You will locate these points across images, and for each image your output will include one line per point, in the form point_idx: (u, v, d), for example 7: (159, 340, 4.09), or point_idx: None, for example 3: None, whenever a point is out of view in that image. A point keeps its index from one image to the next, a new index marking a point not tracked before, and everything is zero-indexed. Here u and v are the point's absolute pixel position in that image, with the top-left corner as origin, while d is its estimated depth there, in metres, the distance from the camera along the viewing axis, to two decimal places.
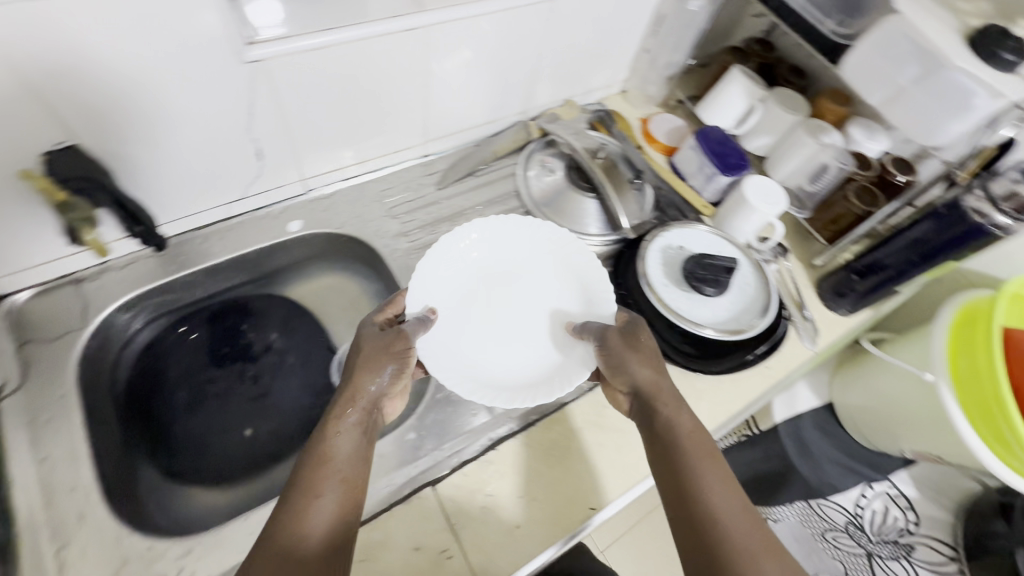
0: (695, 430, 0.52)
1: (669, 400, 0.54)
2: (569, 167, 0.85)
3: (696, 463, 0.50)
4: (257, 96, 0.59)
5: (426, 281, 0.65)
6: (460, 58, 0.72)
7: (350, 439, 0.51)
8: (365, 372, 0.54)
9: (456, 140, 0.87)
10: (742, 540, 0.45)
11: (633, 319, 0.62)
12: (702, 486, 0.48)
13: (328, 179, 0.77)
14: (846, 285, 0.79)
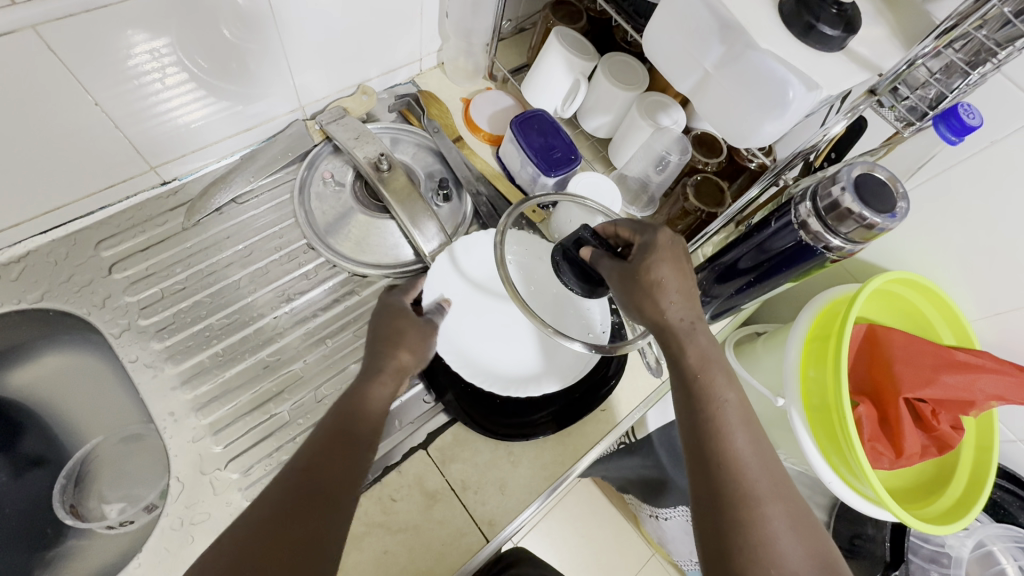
0: (712, 367, 0.46)
1: (688, 337, 0.46)
2: (357, 179, 0.69)
3: (719, 399, 0.45)
4: None
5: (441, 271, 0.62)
6: (151, 55, 0.53)
7: (337, 426, 0.46)
8: (390, 343, 0.53)
9: (208, 158, 0.67)
10: (759, 481, 0.42)
11: (649, 243, 0.49)
12: (723, 429, 0.44)
13: (9, 237, 0.57)
14: (704, 290, 0.64)
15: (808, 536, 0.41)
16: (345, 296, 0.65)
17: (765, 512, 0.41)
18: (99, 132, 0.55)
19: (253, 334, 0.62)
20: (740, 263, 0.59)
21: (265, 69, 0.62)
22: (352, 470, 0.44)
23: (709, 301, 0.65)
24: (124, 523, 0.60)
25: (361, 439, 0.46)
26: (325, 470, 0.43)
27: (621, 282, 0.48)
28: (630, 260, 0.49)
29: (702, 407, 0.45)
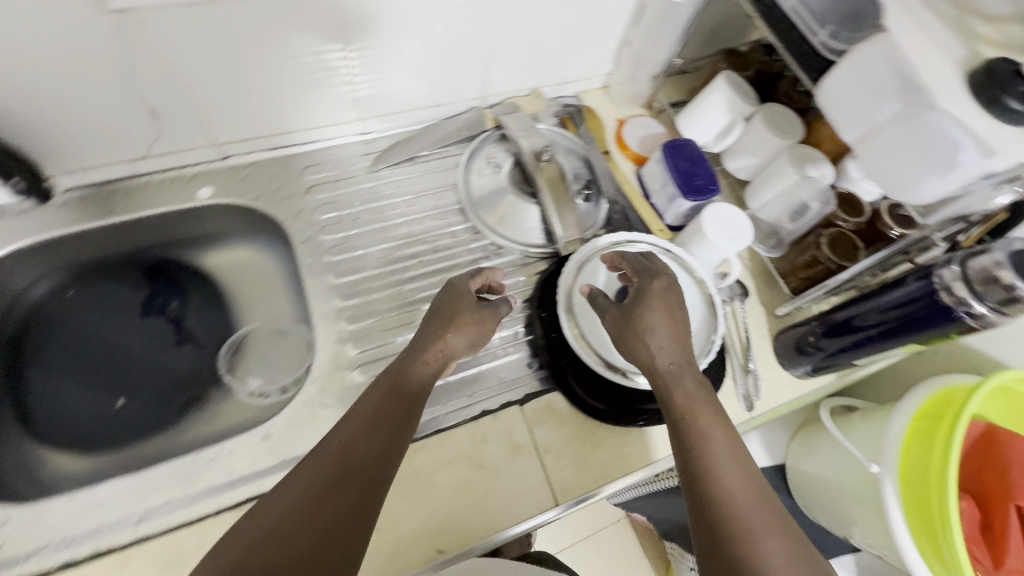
0: (699, 407, 0.52)
1: (674, 379, 0.54)
2: (514, 165, 0.77)
3: (707, 438, 0.50)
4: (138, 51, 0.55)
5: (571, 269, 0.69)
6: (399, 33, 0.66)
7: (374, 394, 0.51)
8: (446, 323, 0.57)
9: (399, 122, 0.80)
10: (750, 513, 0.45)
11: (644, 286, 0.60)
12: (710, 465, 0.48)
13: (248, 148, 0.72)
14: (809, 342, 0.66)
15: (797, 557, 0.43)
16: (480, 259, 0.74)
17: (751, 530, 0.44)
18: (337, 80, 0.68)
19: (400, 270, 0.72)
20: (858, 320, 0.61)
21: (468, 57, 0.74)
22: (382, 450, 0.48)
23: (810, 353, 0.66)
24: (255, 396, 0.70)
25: (394, 424, 0.50)
26: (355, 455, 0.47)
27: (619, 322, 0.59)
28: (627, 304, 0.59)
29: (691, 446, 0.50)
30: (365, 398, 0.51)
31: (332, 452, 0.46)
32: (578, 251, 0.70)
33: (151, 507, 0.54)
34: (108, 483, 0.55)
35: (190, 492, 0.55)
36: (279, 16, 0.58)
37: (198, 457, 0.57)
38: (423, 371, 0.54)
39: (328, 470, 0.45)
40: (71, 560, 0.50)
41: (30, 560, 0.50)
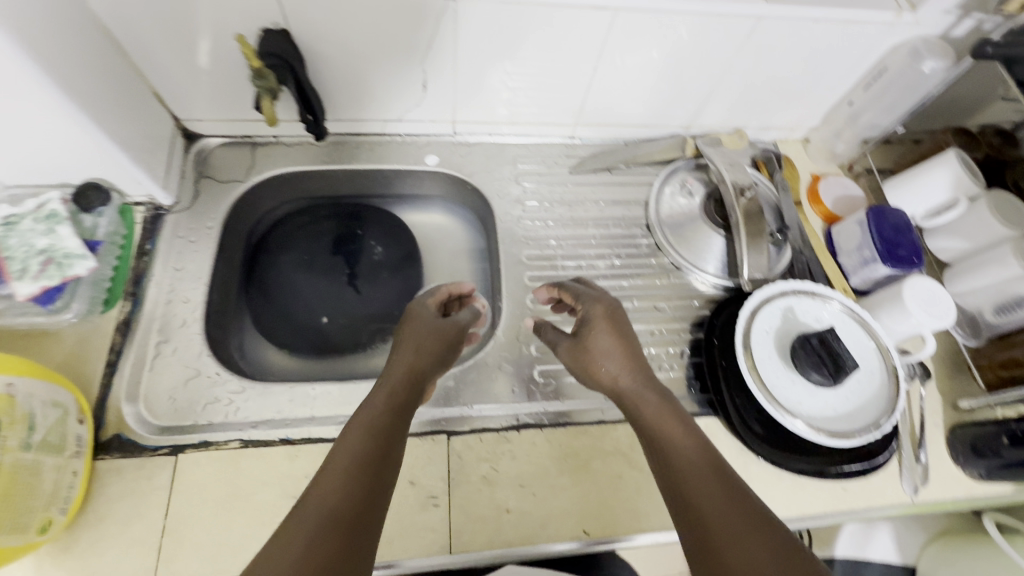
0: (667, 420, 0.51)
1: (637, 395, 0.53)
2: (709, 196, 0.80)
3: (671, 437, 0.49)
4: (440, 32, 0.63)
5: (752, 307, 0.69)
6: (646, 55, 0.71)
7: (355, 423, 0.47)
8: (410, 339, 0.57)
9: (606, 134, 0.85)
10: (731, 508, 0.42)
11: (587, 311, 0.60)
12: (682, 461, 0.47)
13: (476, 129, 0.81)
14: (989, 445, 0.64)
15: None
16: (660, 275, 0.77)
17: (728, 550, 0.40)
18: (575, 85, 0.75)
19: (585, 268, 0.76)
20: None
21: (694, 86, 0.77)
22: (389, 452, 0.45)
23: (987, 457, 0.64)
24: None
25: (400, 413, 0.49)
26: (343, 507, 0.40)
27: (570, 348, 0.59)
28: (578, 334, 0.59)
29: (658, 447, 0.49)
30: (372, 400, 0.49)
31: (324, 517, 0.39)
32: (761, 292, 0.70)
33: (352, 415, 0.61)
34: (321, 383, 0.63)
35: None
36: (555, 23, 0.64)
37: None
38: (416, 365, 0.54)
39: (320, 534, 0.37)
40: (288, 439, 0.58)
41: (257, 428, 0.59)
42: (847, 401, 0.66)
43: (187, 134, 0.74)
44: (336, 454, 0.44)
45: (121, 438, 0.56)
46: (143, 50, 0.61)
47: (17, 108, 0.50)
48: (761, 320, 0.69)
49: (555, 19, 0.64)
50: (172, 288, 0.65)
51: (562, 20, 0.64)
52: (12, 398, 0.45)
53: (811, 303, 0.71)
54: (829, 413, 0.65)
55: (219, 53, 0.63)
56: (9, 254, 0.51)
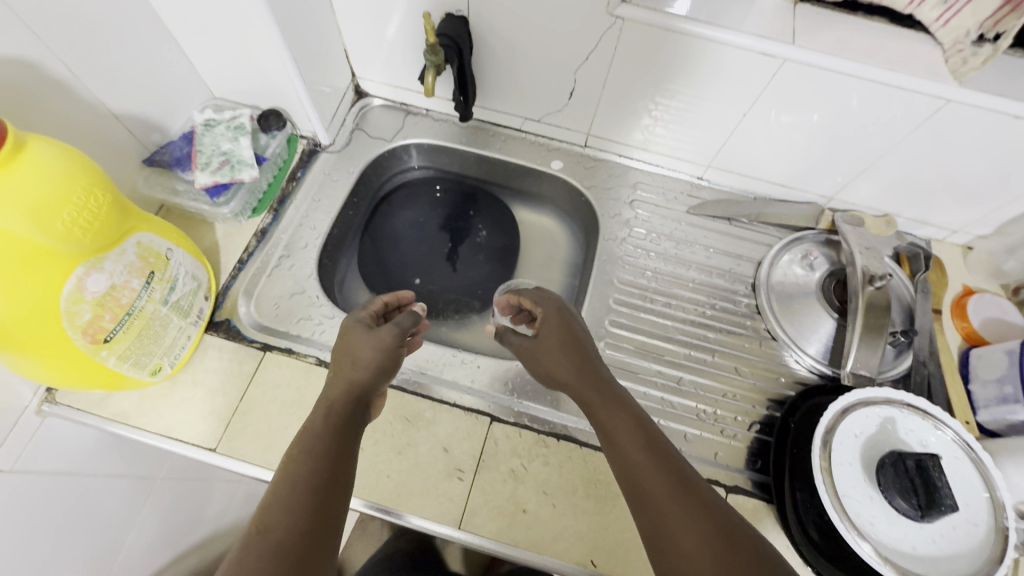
0: (611, 405, 0.51)
1: (594, 388, 0.53)
2: (831, 274, 0.73)
3: (613, 424, 0.50)
4: (600, 48, 0.66)
5: (845, 405, 0.62)
6: (803, 113, 0.67)
7: (313, 422, 0.47)
8: (342, 351, 0.55)
9: (737, 184, 0.82)
10: (670, 487, 0.44)
11: (543, 318, 0.60)
12: (624, 445, 0.48)
13: (606, 147, 0.82)
14: None
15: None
16: (750, 339, 0.72)
17: (678, 544, 0.41)
18: (719, 128, 0.73)
19: (674, 308, 0.74)
20: None
21: (849, 158, 0.72)
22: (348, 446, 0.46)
23: None
24: (503, 334, 0.77)
25: (349, 418, 0.48)
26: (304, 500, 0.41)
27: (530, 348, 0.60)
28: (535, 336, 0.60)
29: (605, 433, 0.50)
30: (312, 419, 0.47)
31: (286, 513, 0.40)
32: (862, 391, 0.64)
33: (413, 370, 0.65)
34: None
35: (444, 377, 0.65)
36: (715, 62, 0.64)
37: (455, 355, 0.67)
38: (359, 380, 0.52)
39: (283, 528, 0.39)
40: None
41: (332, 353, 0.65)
42: (929, 544, 0.57)
43: (358, 90, 0.84)
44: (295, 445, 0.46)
45: (230, 323, 0.65)
46: (347, 12, 0.71)
47: (243, 36, 0.61)
48: (852, 422, 0.62)
49: (717, 57, 0.63)
50: (306, 215, 0.75)
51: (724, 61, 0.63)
52: (168, 260, 0.54)
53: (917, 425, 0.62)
54: (902, 548, 0.57)
55: (404, 27, 0.71)
56: (201, 149, 0.63)
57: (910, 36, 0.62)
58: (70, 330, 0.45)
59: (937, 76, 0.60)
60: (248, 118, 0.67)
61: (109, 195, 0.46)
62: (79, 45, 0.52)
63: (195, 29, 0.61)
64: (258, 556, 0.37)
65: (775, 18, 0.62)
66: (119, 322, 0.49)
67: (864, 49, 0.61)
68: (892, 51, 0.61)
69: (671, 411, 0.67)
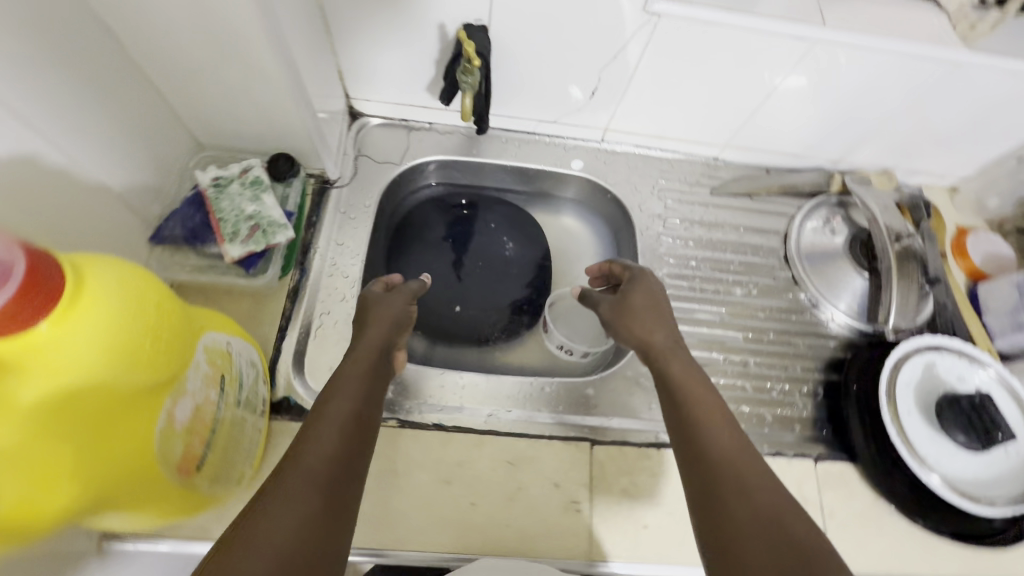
0: (673, 356, 0.55)
1: (668, 351, 0.56)
2: (853, 238, 0.78)
3: (673, 371, 0.53)
4: (630, 47, 0.63)
5: (897, 355, 0.68)
6: (824, 90, 0.69)
7: (353, 383, 0.49)
8: (364, 312, 0.60)
9: (751, 159, 0.83)
10: (726, 448, 0.45)
11: (635, 275, 0.64)
12: (686, 395, 0.51)
13: (623, 139, 0.80)
14: None
15: (786, 535, 0.39)
16: (795, 310, 0.75)
17: (727, 502, 0.42)
18: (741, 110, 0.73)
19: (722, 293, 0.75)
20: None
21: (860, 124, 0.75)
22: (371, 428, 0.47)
23: None
24: (560, 349, 0.75)
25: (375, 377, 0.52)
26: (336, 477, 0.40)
27: (613, 304, 0.63)
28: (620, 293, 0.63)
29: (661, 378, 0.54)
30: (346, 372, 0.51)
31: (313, 480, 0.39)
32: (909, 341, 0.69)
33: (498, 408, 0.63)
34: (468, 375, 0.64)
35: (529, 409, 0.63)
36: (746, 50, 0.63)
37: (532, 384, 0.65)
38: (383, 339, 0.57)
39: (303, 486, 0.38)
40: (441, 424, 0.60)
41: (409, 409, 0.61)
42: (981, 470, 0.64)
43: (352, 112, 0.76)
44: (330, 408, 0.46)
45: (290, 400, 0.59)
46: (342, 31, 0.62)
47: (245, 79, 0.52)
48: (904, 371, 0.67)
49: (748, 45, 0.62)
50: (333, 263, 0.68)
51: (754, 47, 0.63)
52: (229, 354, 0.48)
53: (954, 365, 0.69)
54: (960, 477, 0.64)
55: (411, 41, 0.64)
56: (222, 217, 0.54)
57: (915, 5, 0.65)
58: (167, 471, 0.39)
59: (949, 42, 0.63)
60: (261, 168, 0.58)
61: (173, 307, 0.39)
62: (67, 122, 0.43)
63: (185, 76, 0.52)
64: (273, 504, 0.37)
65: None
66: (207, 441, 0.43)
67: (882, 22, 0.63)
68: (905, 22, 0.63)
69: (745, 396, 0.69)
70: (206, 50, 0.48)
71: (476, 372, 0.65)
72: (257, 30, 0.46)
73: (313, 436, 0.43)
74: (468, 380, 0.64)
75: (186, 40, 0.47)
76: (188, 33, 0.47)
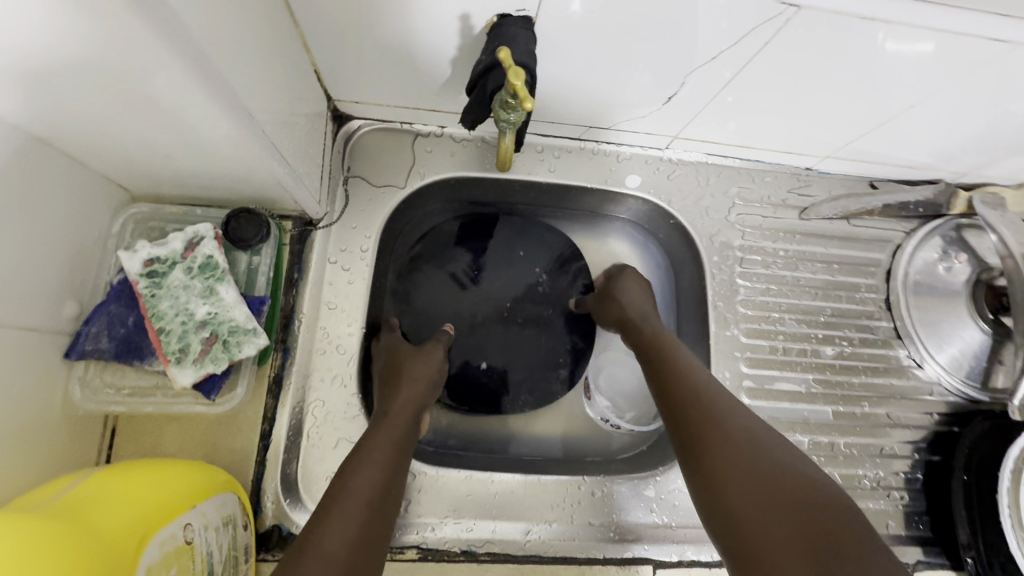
0: (674, 350, 0.48)
1: (671, 350, 0.48)
2: (980, 279, 0.62)
3: (676, 364, 0.47)
4: (739, 46, 0.44)
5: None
6: (989, 100, 0.50)
7: (380, 455, 0.43)
8: (394, 351, 0.52)
9: (855, 171, 0.65)
10: (741, 446, 0.39)
11: (619, 272, 0.58)
12: (695, 390, 0.44)
13: (695, 148, 0.61)
14: None
15: (803, 529, 0.33)
16: (891, 372, 0.62)
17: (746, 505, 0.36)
18: (864, 120, 0.54)
19: (810, 353, 0.61)
20: None
21: (1018, 139, 0.56)
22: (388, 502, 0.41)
23: None
24: (604, 422, 0.60)
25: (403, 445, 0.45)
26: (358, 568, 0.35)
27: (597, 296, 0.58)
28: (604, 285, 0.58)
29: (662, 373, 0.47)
30: (374, 434, 0.44)
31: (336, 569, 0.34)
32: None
33: (540, 522, 0.51)
34: (502, 477, 0.52)
35: (579, 522, 0.52)
36: (905, 52, 0.44)
37: (579, 488, 0.53)
38: (416, 401, 0.48)
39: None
40: (472, 550, 0.50)
41: (432, 530, 0.50)
42: None
43: (336, 117, 0.56)
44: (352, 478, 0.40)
45: (282, 529, 0.47)
46: (312, 19, 0.42)
47: (165, 123, 0.34)
48: None
49: (910, 45, 0.43)
50: (326, 335, 0.53)
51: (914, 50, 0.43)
52: (191, 546, 0.35)
53: None
54: None
55: (419, 35, 0.44)
56: (163, 327, 0.39)
57: None
58: None
59: None
60: (214, 240, 0.41)
61: (54, 522, 0.29)
62: None
63: (73, 121, 0.33)
64: None
65: None
66: None
67: None
68: None
69: None
70: (91, 91, 0.30)
71: (511, 473, 0.53)
72: (161, 63, 0.28)
73: (334, 512, 0.37)
74: (503, 486, 0.52)
75: (52, 78, 0.29)
76: (51, 69, 0.28)
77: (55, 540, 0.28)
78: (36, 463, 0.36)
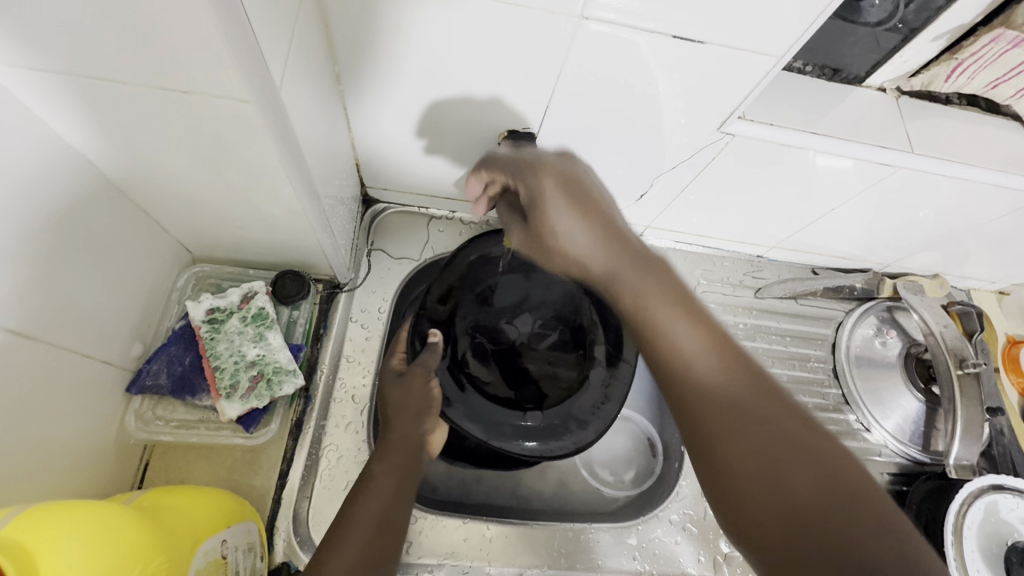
0: (652, 292, 0.35)
1: (609, 283, 0.38)
2: (909, 352, 0.73)
3: (660, 316, 0.34)
4: (694, 159, 0.57)
5: (961, 499, 0.61)
6: (893, 206, 0.63)
7: (386, 483, 0.47)
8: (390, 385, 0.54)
9: (798, 258, 0.77)
10: (736, 423, 0.31)
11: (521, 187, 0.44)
12: (671, 335, 0.34)
13: (664, 236, 0.73)
14: None
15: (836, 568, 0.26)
16: (844, 434, 0.70)
17: (752, 503, 0.29)
18: (800, 217, 0.67)
19: None
20: None
21: (921, 235, 0.69)
22: (396, 525, 0.46)
23: None
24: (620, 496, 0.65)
25: (407, 476, 0.49)
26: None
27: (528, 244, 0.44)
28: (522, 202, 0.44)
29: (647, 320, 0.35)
30: (377, 464, 0.49)
31: None
32: (977, 483, 0.62)
33: (531, 567, 0.55)
34: (497, 523, 0.57)
35: (568, 566, 0.56)
36: (819, 170, 0.57)
37: (568, 537, 0.57)
38: (413, 431, 0.52)
39: None
40: None
41: (430, 572, 0.53)
42: None
43: (365, 200, 0.66)
44: (355, 511, 0.45)
45: (291, 566, 0.49)
46: (362, 125, 0.54)
47: (249, 198, 0.44)
48: (974, 517, 0.61)
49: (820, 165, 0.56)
50: (343, 386, 0.58)
51: (824, 169, 0.56)
52: (224, 561, 0.39)
53: None
54: None
55: (444, 140, 0.56)
56: (219, 364, 0.49)
57: (999, 122, 0.60)
58: None
59: None
60: (265, 294, 0.53)
61: (129, 511, 0.33)
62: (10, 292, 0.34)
63: (178, 192, 0.43)
64: None
65: (876, 117, 0.56)
66: None
67: (966, 142, 0.57)
68: (992, 142, 0.58)
69: None
70: (207, 174, 0.40)
71: (503, 520, 0.57)
72: (269, 159, 0.38)
73: (338, 541, 0.42)
74: (497, 532, 0.56)
75: (180, 162, 0.39)
76: (183, 157, 0.38)
77: (154, 531, 0.33)
78: (85, 481, 0.42)
